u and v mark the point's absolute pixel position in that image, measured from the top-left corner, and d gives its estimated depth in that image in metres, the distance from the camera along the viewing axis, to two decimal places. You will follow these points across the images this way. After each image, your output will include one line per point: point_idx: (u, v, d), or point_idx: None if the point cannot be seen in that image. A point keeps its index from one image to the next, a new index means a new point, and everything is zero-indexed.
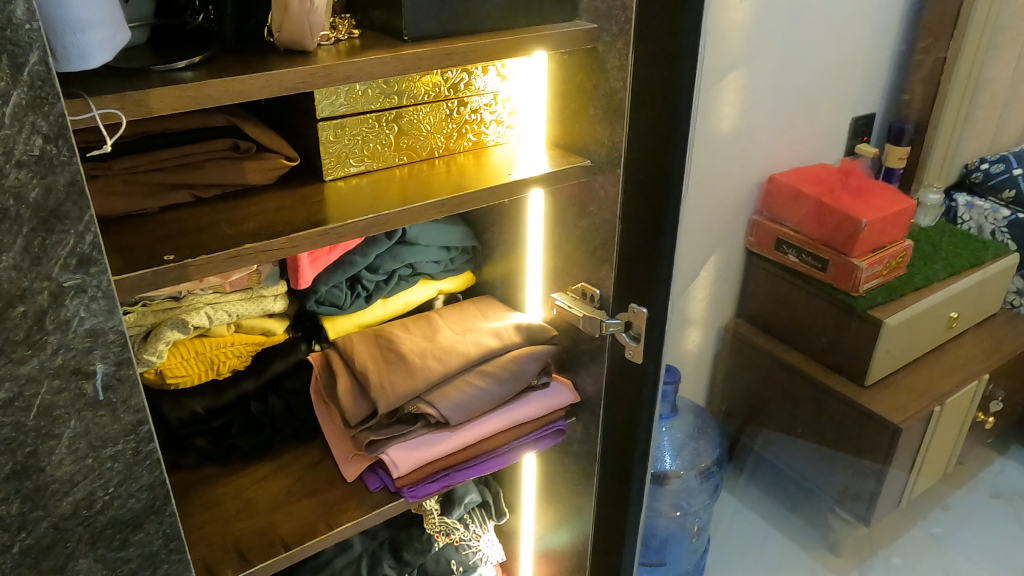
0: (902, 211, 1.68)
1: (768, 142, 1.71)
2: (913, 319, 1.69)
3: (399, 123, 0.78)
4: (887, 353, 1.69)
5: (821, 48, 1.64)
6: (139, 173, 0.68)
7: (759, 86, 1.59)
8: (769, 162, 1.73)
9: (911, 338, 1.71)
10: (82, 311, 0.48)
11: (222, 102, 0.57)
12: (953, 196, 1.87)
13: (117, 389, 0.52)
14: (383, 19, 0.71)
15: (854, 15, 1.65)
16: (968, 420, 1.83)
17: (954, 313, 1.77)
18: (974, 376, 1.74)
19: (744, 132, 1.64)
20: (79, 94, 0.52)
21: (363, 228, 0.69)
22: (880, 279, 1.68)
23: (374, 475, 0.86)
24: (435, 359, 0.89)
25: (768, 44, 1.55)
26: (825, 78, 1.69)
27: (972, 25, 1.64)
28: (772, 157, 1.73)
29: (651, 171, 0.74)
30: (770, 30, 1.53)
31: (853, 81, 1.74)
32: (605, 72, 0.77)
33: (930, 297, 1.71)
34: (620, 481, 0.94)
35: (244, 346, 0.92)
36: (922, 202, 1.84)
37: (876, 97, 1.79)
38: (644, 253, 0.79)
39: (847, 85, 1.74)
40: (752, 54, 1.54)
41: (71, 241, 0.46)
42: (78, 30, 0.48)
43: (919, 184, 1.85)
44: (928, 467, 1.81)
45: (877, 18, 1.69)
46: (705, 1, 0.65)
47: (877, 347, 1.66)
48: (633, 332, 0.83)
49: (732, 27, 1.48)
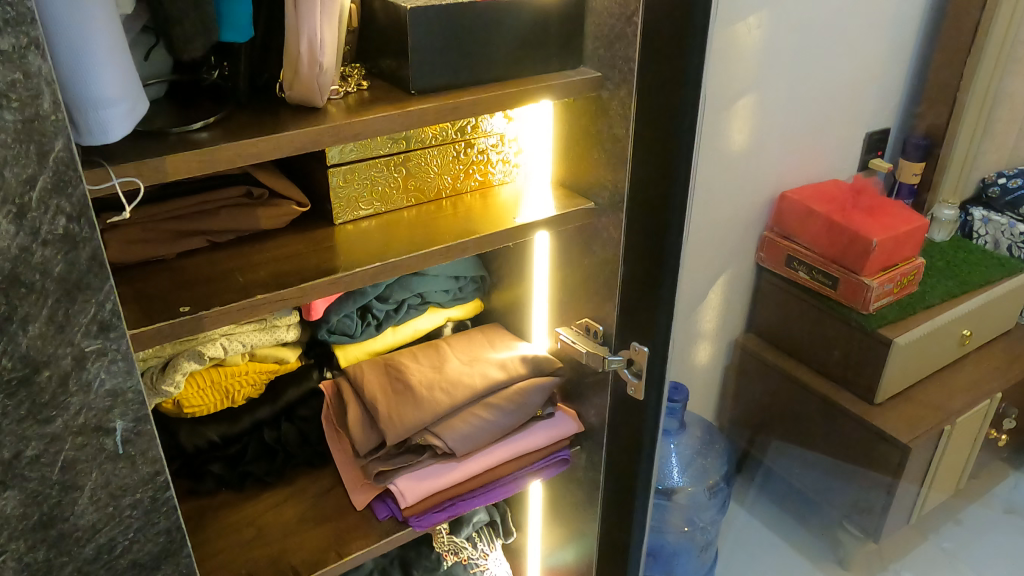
0: (915, 229, 1.66)
1: (781, 158, 1.69)
2: (925, 337, 1.66)
3: (408, 166, 0.81)
4: (899, 372, 1.66)
5: (835, 64, 1.62)
6: (157, 221, 0.71)
7: (770, 107, 1.58)
8: (781, 177, 1.72)
9: (923, 355, 1.69)
10: (102, 373, 0.51)
11: (237, 164, 0.59)
12: (970, 209, 1.87)
13: (135, 443, 0.55)
14: (391, 69, 0.72)
15: (868, 30, 1.63)
16: (981, 436, 1.82)
17: (969, 330, 1.75)
18: (987, 394, 1.73)
19: (756, 151, 1.62)
20: (101, 162, 0.55)
21: (370, 275, 0.71)
22: (891, 297, 1.67)
23: (382, 504, 0.89)
24: (442, 391, 0.92)
25: (781, 66, 1.54)
26: (839, 93, 1.67)
27: (989, 40, 1.65)
28: (784, 172, 1.72)
29: (652, 217, 0.76)
30: (784, 48, 1.52)
31: (867, 96, 1.73)
32: (609, 118, 0.79)
33: (943, 315, 1.69)
34: (623, 509, 0.96)
35: (259, 374, 0.95)
36: (937, 218, 1.82)
37: (890, 113, 1.79)
38: (646, 294, 0.80)
39: (860, 100, 1.72)
40: (766, 74, 1.52)
41: (92, 310, 0.49)
42: (99, 107, 0.51)
43: (934, 200, 1.83)
44: (939, 482, 1.79)
45: (892, 33, 1.67)
46: (704, 57, 0.66)
47: (887, 366, 1.64)
48: (635, 369, 0.85)
49: (745, 48, 1.46)
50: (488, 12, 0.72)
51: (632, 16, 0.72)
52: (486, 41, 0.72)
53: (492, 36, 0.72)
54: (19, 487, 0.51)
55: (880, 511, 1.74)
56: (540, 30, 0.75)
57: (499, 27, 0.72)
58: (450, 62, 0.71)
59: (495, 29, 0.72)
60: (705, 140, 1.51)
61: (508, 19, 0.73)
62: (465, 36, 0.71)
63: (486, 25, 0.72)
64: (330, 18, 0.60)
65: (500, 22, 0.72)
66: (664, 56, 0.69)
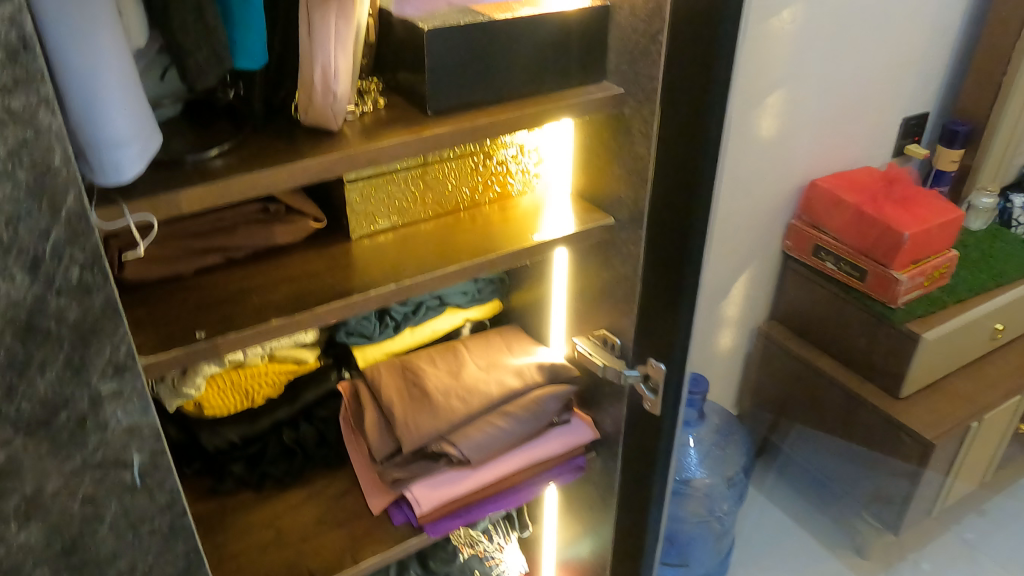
0: (950, 221, 1.61)
1: (811, 147, 1.65)
2: (954, 332, 1.62)
3: (426, 180, 0.80)
4: (924, 366, 1.63)
5: (872, 51, 1.57)
6: (176, 239, 0.71)
7: (802, 98, 1.53)
8: (810, 165, 1.68)
9: (952, 349, 1.65)
10: (118, 412, 0.52)
11: (252, 194, 0.59)
12: (1009, 197, 1.82)
13: (152, 475, 0.56)
14: (408, 83, 0.71)
15: (907, 16, 1.57)
16: (1009, 431, 1.78)
17: (1001, 324, 1.70)
18: (1017, 390, 1.69)
19: (785, 140, 1.58)
20: (115, 198, 0.55)
21: (385, 296, 0.71)
22: (920, 290, 1.63)
23: (399, 509, 0.91)
24: (458, 399, 0.92)
25: (814, 56, 1.48)
26: (874, 80, 1.62)
27: None
28: (814, 160, 1.68)
29: (672, 238, 0.74)
30: (818, 38, 1.47)
31: (903, 82, 1.67)
32: (630, 135, 0.77)
33: (976, 309, 1.64)
34: (636, 518, 0.96)
35: (278, 375, 0.95)
36: (973, 207, 1.79)
37: (925, 99, 1.74)
38: (664, 312, 0.79)
39: (896, 86, 1.67)
40: (799, 65, 1.48)
41: (108, 352, 0.50)
42: (113, 149, 0.50)
43: (973, 186, 1.78)
44: (964, 474, 1.76)
45: (932, 17, 1.61)
46: (730, 82, 0.64)
47: (913, 360, 1.60)
48: (652, 384, 0.84)
49: (779, 40, 1.41)
50: (509, 30, 0.70)
51: (657, 34, 0.70)
52: (504, 59, 0.71)
53: (511, 53, 0.71)
54: (40, 520, 0.52)
55: (901, 502, 1.73)
56: (561, 46, 0.73)
57: (519, 44, 0.71)
58: (469, 81, 0.69)
59: (513, 47, 0.71)
60: (733, 132, 1.48)
61: (528, 36, 0.71)
62: (483, 53, 0.69)
63: (506, 42, 0.70)
64: (344, 48, 0.59)
65: (520, 39, 0.71)
66: (687, 78, 0.67)
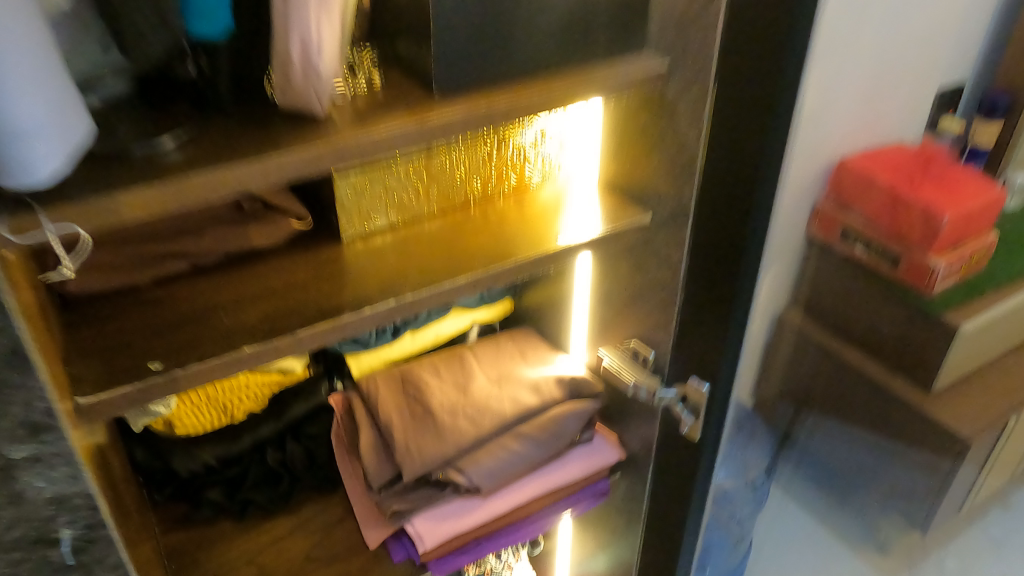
0: (992, 203, 1.45)
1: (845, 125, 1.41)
2: (993, 322, 1.50)
3: (430, 170, 0.68)
4: (960, 357, 1.51)
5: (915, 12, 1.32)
6: (129, 242, 0.59)
7: (881, 23, 1.24)
8: (843, 144, 1.43)
9: (989, 340, 1.53)
10: (39, 480, 0.41)
11: (215, 198, 0.47)
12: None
13: (89, 551, 0.45)
14: (410, 54, 0.58)
15: None
16: None
17: None
18: None
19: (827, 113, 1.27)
20: (31, 203, 0.42)
21: (382, 315, 0.59)
22: (957, 276, 1.47)
23: (399, 543, 0.80)
24: (467, 419, 0.81)
25: None
26: (918, 43, 1.37)
27: None
28: (848, 138, 1.43)
29: (724, 245, 0.62)
30: None
31: (946, 42, 1.42)
32: (675, 118, 0.64)
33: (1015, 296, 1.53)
34: (667, 549, 0.85)
35: (261, 387, 0.84)
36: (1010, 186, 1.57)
37: None
38: (709, 328, 0.67)
39: (939, 48, 1.42)
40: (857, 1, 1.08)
41: (17, 411, 0.38)
42: (20, 142, 0.38)
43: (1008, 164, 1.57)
44: (995, 470, 1.68)
45: None
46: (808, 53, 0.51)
47: (950, 351, 1.48)
48: (691, 406, 0.72)
49: None
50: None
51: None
52: (526, 28, 0.58)
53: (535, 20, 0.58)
54: None
55: (924, 497, 1.67)
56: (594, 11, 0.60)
57: (545, 9, 0.58)
58: (483, 54, 0.57)
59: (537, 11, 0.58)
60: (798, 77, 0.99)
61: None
62: (500, 20, 0.56)
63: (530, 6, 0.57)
64: (328, 11, 0.47)
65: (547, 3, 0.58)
66: (749, 49, 0.53)
